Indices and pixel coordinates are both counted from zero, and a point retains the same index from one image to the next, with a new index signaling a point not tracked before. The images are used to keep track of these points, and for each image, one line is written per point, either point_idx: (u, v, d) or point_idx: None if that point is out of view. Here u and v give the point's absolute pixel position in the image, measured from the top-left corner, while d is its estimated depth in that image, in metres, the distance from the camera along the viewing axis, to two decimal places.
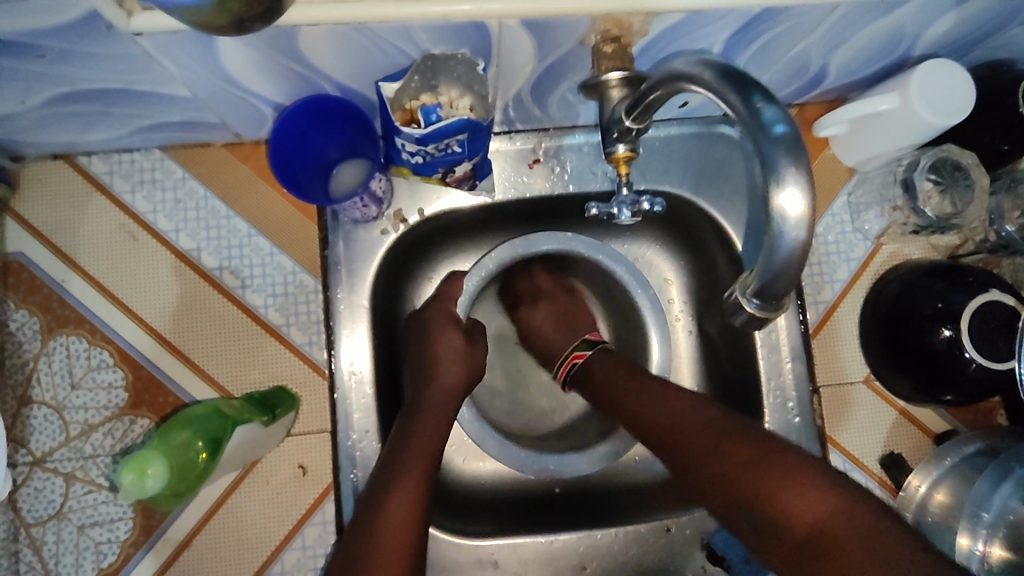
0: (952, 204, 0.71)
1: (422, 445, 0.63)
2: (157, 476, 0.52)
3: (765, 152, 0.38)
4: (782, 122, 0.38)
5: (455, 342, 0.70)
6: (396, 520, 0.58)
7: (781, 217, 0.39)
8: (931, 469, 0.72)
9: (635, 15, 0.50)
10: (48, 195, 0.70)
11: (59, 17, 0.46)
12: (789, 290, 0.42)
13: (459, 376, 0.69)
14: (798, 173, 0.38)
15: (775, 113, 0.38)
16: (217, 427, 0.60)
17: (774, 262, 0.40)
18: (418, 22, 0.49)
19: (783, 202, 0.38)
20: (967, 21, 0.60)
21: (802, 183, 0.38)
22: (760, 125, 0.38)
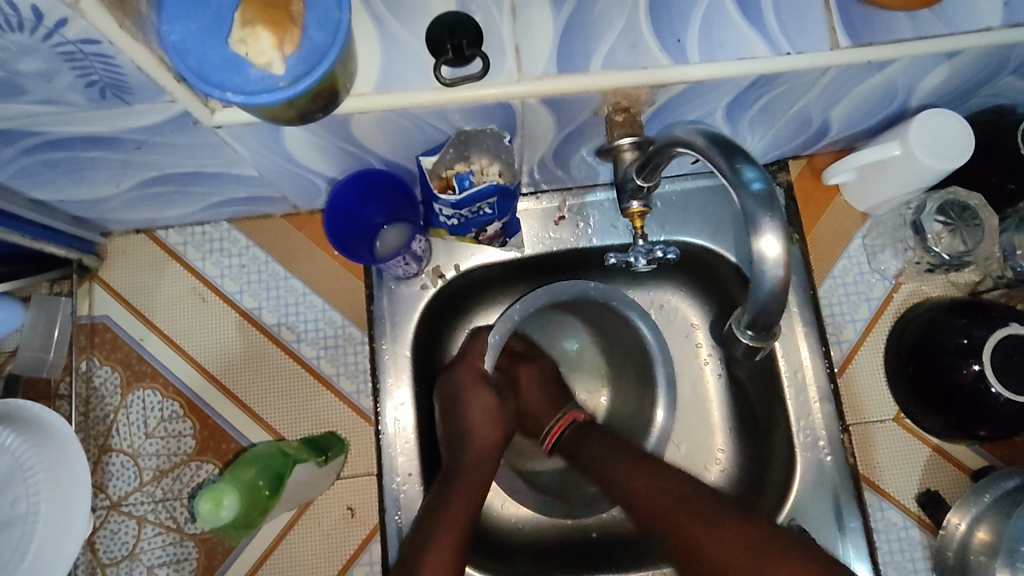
0: (963, 242, 0.74)
1: (461, 496, 0.66)
2: (231, 506, 0.55)
3: (743, 208, 0.43)
4: (760, 180, 0.43)
5: (488, 401, 0.75)
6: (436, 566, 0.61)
7: (763, 260, 0.43)
8: (970, 506, 0.71)
9: (641, 88, 0.57)
10: (132, 265, 0.80)
11: (155, 117, 0.54)
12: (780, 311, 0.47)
13: (491, 437, 0.74)
14: (776, 222, 0.42)
15: (753, 172, 0.43)
16: (279, 465, 0.64)
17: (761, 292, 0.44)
18: (452, 106, 0.57)
19: (763, 246, 0.43)
20: (959, 74, 0.64)
21: (778, 229, 0.42)
22: (739, 184, 0.43)
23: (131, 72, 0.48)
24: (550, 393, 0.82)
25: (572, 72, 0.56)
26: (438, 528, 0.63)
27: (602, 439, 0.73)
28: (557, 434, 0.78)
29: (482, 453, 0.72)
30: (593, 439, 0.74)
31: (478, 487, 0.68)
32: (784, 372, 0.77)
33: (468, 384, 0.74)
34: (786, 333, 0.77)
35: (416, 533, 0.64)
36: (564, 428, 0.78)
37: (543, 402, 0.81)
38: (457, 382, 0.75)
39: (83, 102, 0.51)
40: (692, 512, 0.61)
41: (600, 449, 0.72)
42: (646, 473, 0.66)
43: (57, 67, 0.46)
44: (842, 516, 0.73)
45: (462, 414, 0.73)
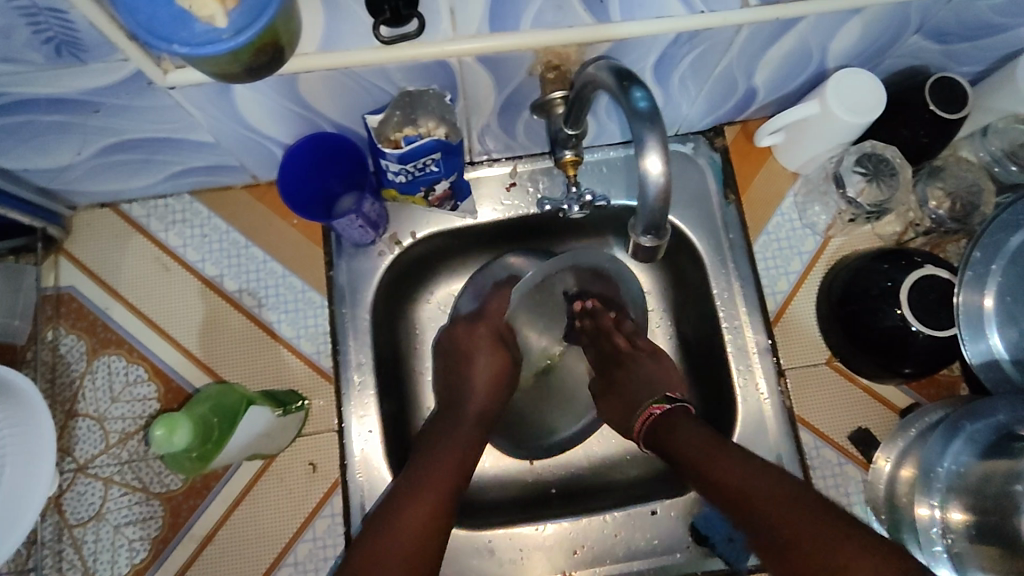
0: (882, 192, 0.79)
1: (451, 450, 0.73)
2: (184, 433, 0.59)
3: (632, 128, 0.47)
4: (647, 101, 0.47)
5: (493, 364, 0.79)
6: (414, 520, 0.66)
7: (647, 177, 0.48)
8: (896, 442, 0.76)
9: (569, 46, 0.62)
10: (96, 238, 0.82)
11: (110, 77, 0.58)
12: (668, 222, 0.51)
13: (492, 398, 0.79)
14: (656, 142, 0.47)
15: (641, 94, 0.47)
16: (233, 401, 0.67)
17: (645, 206, 0.49)
18: (393, 64, 0.61)
19: (647, 162, 0.47)
20: (865, 34, 0.69)
21: (657, 146, 0.47)
22: (630, 107, 0.48)
23: (84, 28, 0.51)
24: (642, 390, 0.78)
25: (504, 30, 0.60)
26: (423, 480, 0.69)
27: (689, 425, 0.71)
28: (642, 421, 0.75)
29: (480, 415, 0.78)
30: (682, 433, 0.71)
31: (470, 443, 0.75)
32: (724, 323, 0.81)
33: (480, 346, 0.79)
34: (725, 287, 0.82)
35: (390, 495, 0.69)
36: (655, 412, 0.74)
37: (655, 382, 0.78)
38: (464, 342, 0.80)
39: (40, 61, 0.55)
40: (719, 462, 0.67)
41: (687, 429, 0.71)
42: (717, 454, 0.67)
43: (13, 22, 0.50)
44: (780, 455, 0.78)
45: (466, 373, 0.78)
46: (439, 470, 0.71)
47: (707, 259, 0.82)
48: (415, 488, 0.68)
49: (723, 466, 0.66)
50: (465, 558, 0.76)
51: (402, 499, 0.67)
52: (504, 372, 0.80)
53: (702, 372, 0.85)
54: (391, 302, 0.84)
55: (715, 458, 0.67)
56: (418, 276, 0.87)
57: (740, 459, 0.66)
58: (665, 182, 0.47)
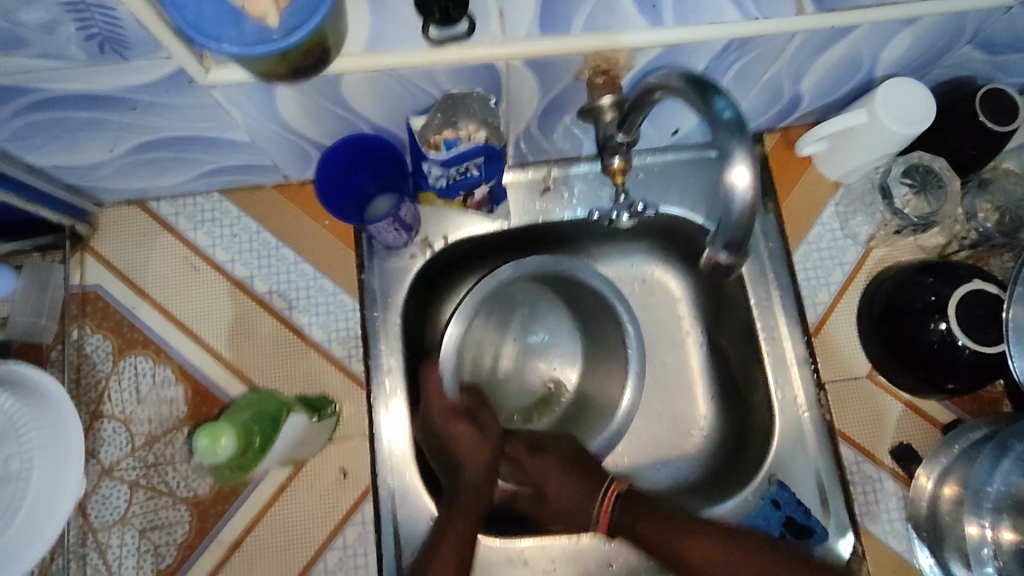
0: (928, 204, 0.77)
1: (452, 534, 0.66)
2: (229, 444, 0.57)
3: (717, 137, 0.46)
4: (731, 110, 0.46)
5: (466, 436, 0.71)
6: (449, 561, 0.65)
7: (732, 189, 0.46)
8: (938, 460, 0.75)
9: (621, 51, 0.60)
10: (124, 236, 0.81)
11: (152, 75, 0.56)
12: (749, 237, 0.49)
13: (485, 464, 0.70)
14: (747, 154, 0.45)
15: (725, 103, 0.46)
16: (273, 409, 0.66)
17: (728, 222, 0.47)
18: (439, 66, 0.60)
19: (734, 176, 0.46)
20: (918, 43, 0.68)
21: (748, 158, 0.46)
22: (712, 116, 0.47)
23: (130, 24, 0.49)
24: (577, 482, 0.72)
25: (555, 33, 0.58)
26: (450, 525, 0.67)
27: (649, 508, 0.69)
28: (607, 513, 0.69)
29: (478, 483, 0.69)
30: (643, 515, 0.68)
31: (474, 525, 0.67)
32: (763, 335, 0.79)
33: (445, 426, 0.71)
34: (764, 298, 0.80)
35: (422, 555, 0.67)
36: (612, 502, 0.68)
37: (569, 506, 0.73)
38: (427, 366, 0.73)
39: (82, 56, 0.53)
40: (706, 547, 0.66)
41: (649, 517, 0.68)
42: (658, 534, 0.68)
43: (59, 17, 0.48)
44: (818, 470, 0.76)
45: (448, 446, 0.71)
46: (441, 562, 0.65)
47: (745, 269, 0.81)
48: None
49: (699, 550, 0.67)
50: (497, 568, 0.74)
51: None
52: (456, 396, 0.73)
53: (737, 383, 0.83)
54: (422, 304, 0.83)
55: (681, 532, 0.67)
56: (448, 281, 0.85)
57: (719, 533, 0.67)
58: (753, 195, 0.46)
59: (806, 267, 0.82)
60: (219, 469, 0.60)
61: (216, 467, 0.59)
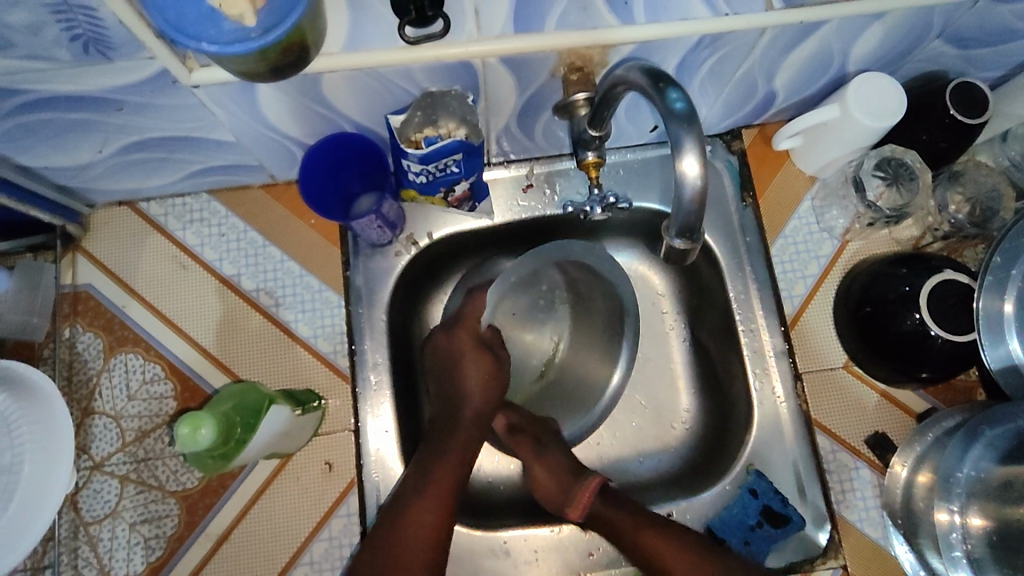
0: (901, 196, 0.80)
1: (449, 459, 0.71)
2: (209, 433, 0.58)
3: (670, 126, 0.48)
4: (683, 101, 0.48)
5: (482, 370, 0.76)
6: (416, 533, 0.67)
7: (682, 178, 0.48)
8: (913, 449, 0.77)
9: (594, 48, 0.62)
10: (114, 236, 0.82)
11: (136, 75, 0.58)
12: (702, 224, 0.51)
13: (485, 403, 0.76)
14: (694, 144, 0.47)
15: (677, 94, 0.47)
16: (255, 402, 0.67)
17: (680, 209, 0.49)
18: (417, 65, 0.61)
19: (684, 166, 0.47)
20: (886, 39, 0.69)
21: (696, 150, 0.47)
22: (667, 108, 0.48)
23: (113, 25, 0.51)
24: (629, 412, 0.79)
25: (528, 32, 0.60)
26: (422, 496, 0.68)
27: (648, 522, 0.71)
28: (580, 502, 0.73)
29: (475, 417, 0.75)
30: (612, 508, 0.73)
31: (469, 455, 0.73)
32: (742, 328, 0.81)
33: (466, 351, 0.76)
34: (743, 291, 0.81)
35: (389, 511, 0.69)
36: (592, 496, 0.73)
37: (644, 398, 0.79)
38: (448, 349, 0.77)
39: (68, 58, 0.55)
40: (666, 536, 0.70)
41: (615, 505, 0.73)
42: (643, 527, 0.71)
43: (44, 20, 0.50)
44: (796, 460, 0.77)
45: (458, 379, 0.76)
46: (439, 482, 0.69)
47: (723, 263, 0.82)
48: (417, 511, 0.67)
49: (664, 548, 0.69)
50: (480, 560, 0.76)
51: (402, 519, 0.67)
52: (494, 375, 0.77)
53: (717, 375, 0.84)
54: (407, 300, 0.84)
55: (641, 529, 0.71)
56: (432, 278, 0.87)
57: (683, 536, 0.70)
58: (703, 184, 0.48)
59: (784, 261, 0.83)
60: (201, 460, 0.61)
61: (197, 456, 0.60)
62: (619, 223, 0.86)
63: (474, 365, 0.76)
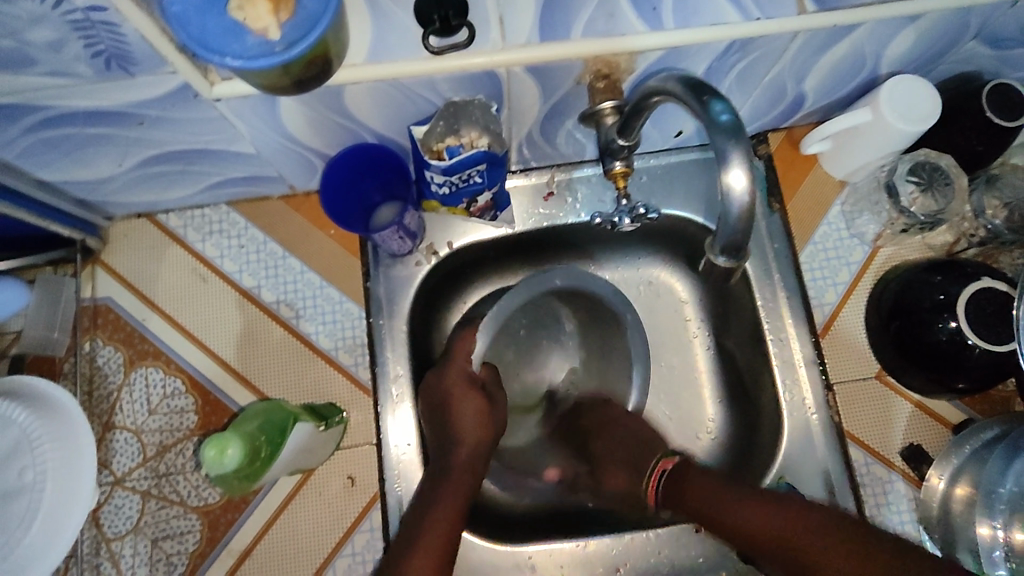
0: (935, 201, 0.77)
1: (450, 498, 0.68)
2: (236, 454, 0.58)
3: (714, 140, 0.46)
4: (728, 114, 0.46)
5: (476, 409, 0.73)
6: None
7: (730, 192, 0.47)
8: (948, 464, 0.74)
9: (621, 55, 0.60)
10: (133, 249, 0.82)
11: (158, 90, 0.57)
12: (748, 242, 0.49)
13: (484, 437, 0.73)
14: (739, 158, 0.46)
15: (722, 106, 0.46)
16: (279, 419, 0.66)
17: (727, 225, 0.48)
18: (441, 75, 0.60)
19: (730, 180, 0.46)
20: (921, 41, 0.67)
21: (744, 164, 0.46)
22: (710, 120, 0.46)
23: (135, 41, 0.50)
24: (632, 448, 0.78)
25: (555, 39, 0.58)
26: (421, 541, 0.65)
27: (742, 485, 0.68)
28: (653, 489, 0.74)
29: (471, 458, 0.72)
30: (696, 476, 0.71)
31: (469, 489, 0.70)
32: (771, 337, 0.79)
33: (459, 395, 0.72)
34: (771, 299, 0.79)
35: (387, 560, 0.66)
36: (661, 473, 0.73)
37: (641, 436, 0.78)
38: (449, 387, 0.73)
39: (89, 74, 0.54)
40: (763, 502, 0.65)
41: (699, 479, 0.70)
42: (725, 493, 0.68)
43: (66, 36, 0.49)
44: (829, 473, 0.75)
45: (453, 423, 0.72)
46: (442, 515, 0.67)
47: (751, 270, 0.80)
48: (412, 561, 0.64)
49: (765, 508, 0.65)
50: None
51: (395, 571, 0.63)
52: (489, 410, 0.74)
53: (745, 385, 0.83)
54: (428, 310, 0.83)
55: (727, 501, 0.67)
56: (453, 288, 0.86)
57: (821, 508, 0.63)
58: (750, 198, 0.46)
59: (813, 268, 0.82)
60: (228, 481, 0.60)
61: (223, 478, 0.59)
62: (643, 231, 0.84)
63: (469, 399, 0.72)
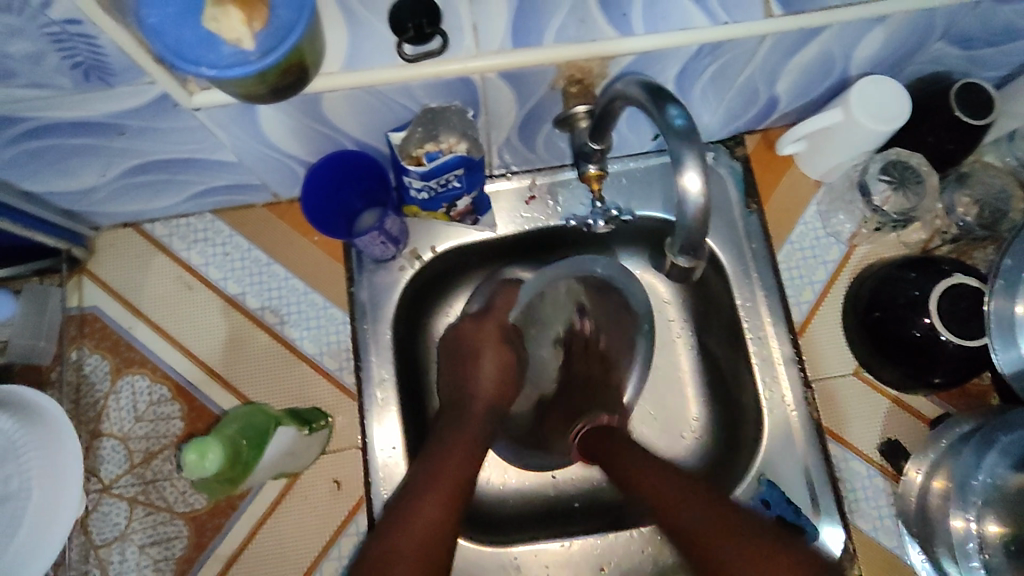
0: (907, 199, 0.79)
1: (462, 443, 0.69)
2: (215, 458, 0.58)
3: (669, 145, 0.47)
4: (683, 118, 0.47)
5: (499, 359, 0.81)
6: (430, 513, 0.61)
7: (685, 194, 0.48)
8: (927, 457, 0.75)
9: (593, 60, 0.61)
10: (119, 258, 0.83)
11: (136, 100, 0.58)
12: (705, 242, 0.51)
13: (500, 393, 0.79)
14: (695, 159, 0.47)
15: (677, 111, 0.47)
16: (261, 424, 0.67)
17: (684, 226, 0.49)
18: (416, 82, 0.61)
19: (686, 182, 0.47)
20: (888, 42, 0.68)
21: (698, 166, 0.47)
22: (667, 124, 0.48)
23: (113, 53, 0.51)
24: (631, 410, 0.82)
25: (527, 46, 0.59)
26: (436, 478, 0.64)
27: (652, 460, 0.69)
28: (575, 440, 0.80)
29: (487, 411, 0.76)
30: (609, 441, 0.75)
31: (480, 437, 0.72)
32: (750, 336, 0.80)
33: (488, 342, 0.80)
34: (749, 298, 0.80)
35: (396, 503, 0.62)
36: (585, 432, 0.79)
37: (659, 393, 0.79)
38: (473, 342, 0.80)
39: (69, 85, 0.55)
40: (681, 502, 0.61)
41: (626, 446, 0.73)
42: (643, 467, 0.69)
43: (45, 49, 0.50)
44: (809, 468, 0.76)
45: (476, 372, 0.78)
46: (453, 461, 0.66)
47: (730, 270, 0.81)
48: (421, 505, 0.61)
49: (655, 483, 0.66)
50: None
51: (407, 510, 0.61)
52: (508, 366, 0.81)
53: (727, 384, 0.84)
54: (412, 314, 0.84)
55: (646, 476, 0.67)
56: (436, 293, 0.86)
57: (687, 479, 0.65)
58: (705, 200, 0.47)
59: (789, 266, 0.83)
60: (207, 484, 0.61)
61: (204, 481, 0.60)
62: (624, 233, 0.86)
63: (490, 354, 0.80)
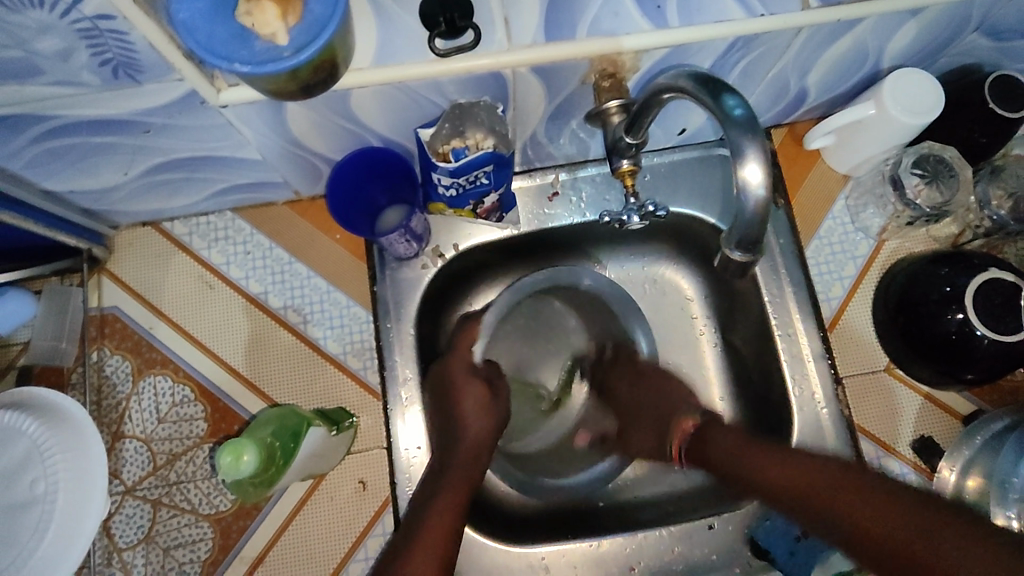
0: (940, 193, 0.77)
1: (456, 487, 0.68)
2: (252, 459, 0.57)
3: (727, 134, 0.47)
4: (741, 107, 0.47)
5: (481, 394, 0.74)
6: (421, 563, 0.62)
7: (744, 186, 0.47)
8: (960, 453, 0.75)
9: (625, 54, 0.60)
10: (139, 257, 0.82)
11: (162, 97, 0.57)
12: (763, 236, 0.50)
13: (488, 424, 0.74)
14: (756, 151, 0.46)
15: (736, 101, 0.47)
16: (294, 423, 0.66)
17: (742, 219, 0.48)
18: (447, 77, 0.60)
19: (746, 173, 0.46)
20: (923, 34, 0.67)
21: (760, 157, 0.46)
22: (724, 114, 0.47)
23: (143, 48, 0.50)
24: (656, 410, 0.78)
25: (560, 39, 0.58)
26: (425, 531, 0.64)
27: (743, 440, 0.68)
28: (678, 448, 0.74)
29: (478, 443, 0.72)
30: (713, 433, 0.72)
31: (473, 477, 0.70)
32: (779, 334, 0.79)
33: (471, 381, 0.74)
34: (778, 294, 0.79)
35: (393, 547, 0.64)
36: (684, 437, 0.74)
37: (665, 398, 0.78)
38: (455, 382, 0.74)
39: (95, 82, 0.54)
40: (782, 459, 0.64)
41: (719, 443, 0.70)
42: (744, 449, 0.67)
43: (74, 44, 0.49)
44: None
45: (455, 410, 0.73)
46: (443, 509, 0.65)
47: (758, 266, 0.80)
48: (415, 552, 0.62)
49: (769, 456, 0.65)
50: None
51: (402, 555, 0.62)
52: (496, 400, 0.75)
53: (754, 382, 0.83)
54: (435, 309, 0.83)
55: (745, 454, 0.67)
56: (457, 291, 0.85)
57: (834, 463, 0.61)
58: (766, 191, 0.47)
59: (816, 262, 0.82)
60: (242, 484, 0.61)
61: (239, 481, 0.59)
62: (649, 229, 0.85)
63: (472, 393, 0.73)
